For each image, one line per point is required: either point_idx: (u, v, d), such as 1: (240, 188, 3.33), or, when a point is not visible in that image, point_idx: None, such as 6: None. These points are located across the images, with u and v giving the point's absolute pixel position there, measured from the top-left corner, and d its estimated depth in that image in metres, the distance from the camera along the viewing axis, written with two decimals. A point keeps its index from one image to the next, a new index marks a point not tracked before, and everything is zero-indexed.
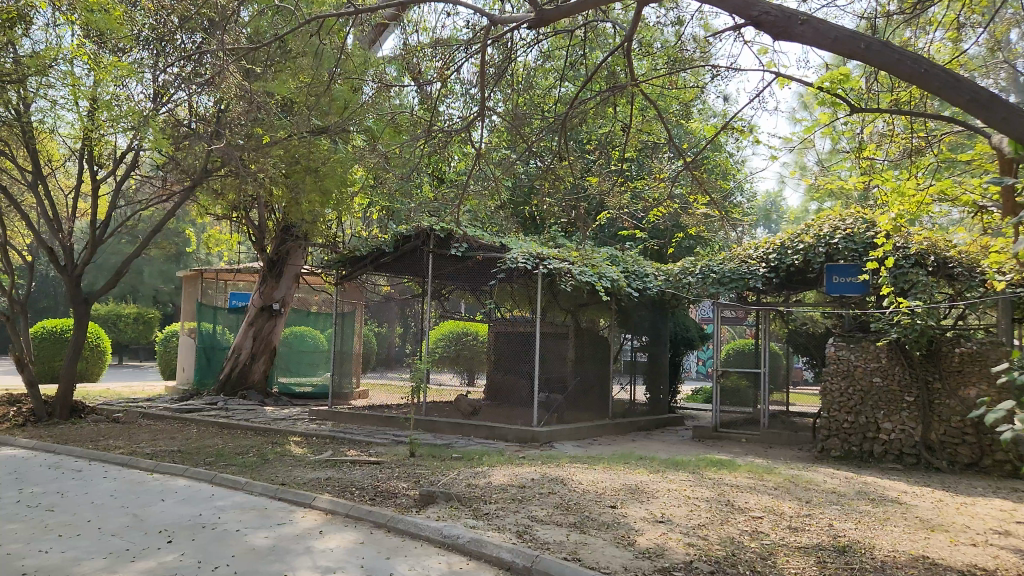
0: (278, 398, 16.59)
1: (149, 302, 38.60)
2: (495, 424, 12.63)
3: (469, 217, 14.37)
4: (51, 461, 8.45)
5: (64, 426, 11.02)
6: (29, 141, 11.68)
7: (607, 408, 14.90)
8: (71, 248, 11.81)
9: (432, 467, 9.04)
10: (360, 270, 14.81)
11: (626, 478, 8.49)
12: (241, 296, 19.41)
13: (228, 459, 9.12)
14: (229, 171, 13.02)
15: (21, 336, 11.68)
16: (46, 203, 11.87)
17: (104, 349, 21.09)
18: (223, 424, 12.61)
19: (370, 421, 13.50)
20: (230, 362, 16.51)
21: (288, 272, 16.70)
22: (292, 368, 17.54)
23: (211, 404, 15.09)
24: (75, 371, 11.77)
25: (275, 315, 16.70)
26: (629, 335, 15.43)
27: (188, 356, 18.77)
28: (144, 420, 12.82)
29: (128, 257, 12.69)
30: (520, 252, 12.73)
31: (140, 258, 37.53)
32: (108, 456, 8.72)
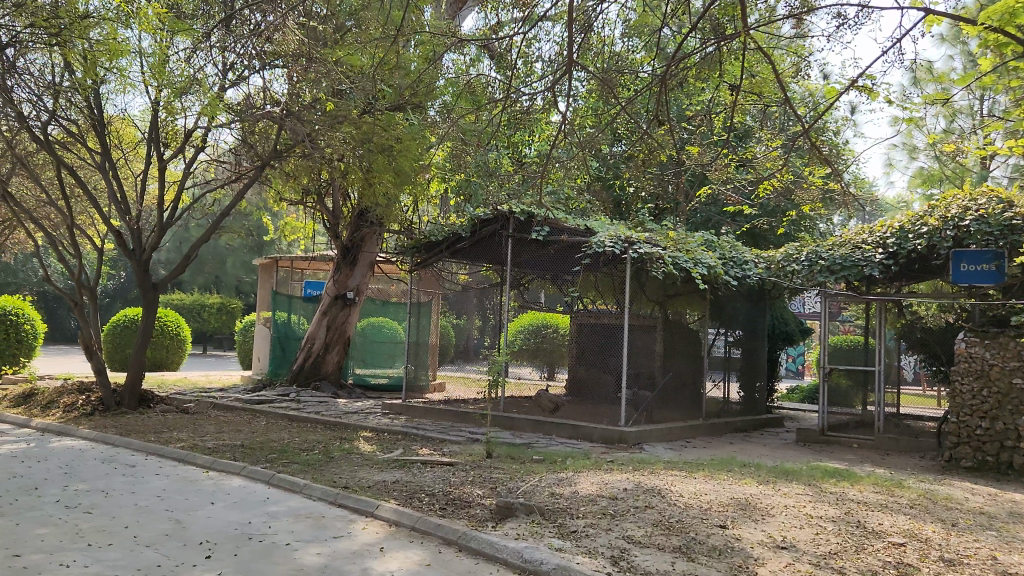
0: (352, 390, 16.05)
1: (232, 293, 39.32)
2: (579, 422, 11.65)
3: (552, 199, 13.38)
4: (106, 455, 7.94)
5: (131, 417, 10.63)
6: (98, 122, 11.35)
7: (700, 407, 13.71)
8: (140, 232, 11.42)
9: (511, 471, 8.13)
10: (435, 256, 13.90)
11: (732, 491, 7.37)
12: (317, 285, 19.00)
13: (290, 456, 8.45)
14: (299, 152, 12.42)
15: (89, 322, 11.37)
16: (115, 186, 11.53)
17: (184, 338, 21.12)
18: (293, 417, 12.05)
19: (445, 417, 12.71)
20: (303, 353, 16.10)
21: (362, 260, 16.15)
22: (367, 358, 16.94)
23: (283, 395, 14.64)
24: (143, 358, 11.40)
25: (350, 304, 16.18)
26: (724, 327, 14.17)
27: (264, 346, 18.50)
28: (215, 411, 12.42)
29: (198, 241, 12.27)
30: (607, 235, 11.69)
31: (224, 249, 38.23)
32: (166, 450, 8.17)
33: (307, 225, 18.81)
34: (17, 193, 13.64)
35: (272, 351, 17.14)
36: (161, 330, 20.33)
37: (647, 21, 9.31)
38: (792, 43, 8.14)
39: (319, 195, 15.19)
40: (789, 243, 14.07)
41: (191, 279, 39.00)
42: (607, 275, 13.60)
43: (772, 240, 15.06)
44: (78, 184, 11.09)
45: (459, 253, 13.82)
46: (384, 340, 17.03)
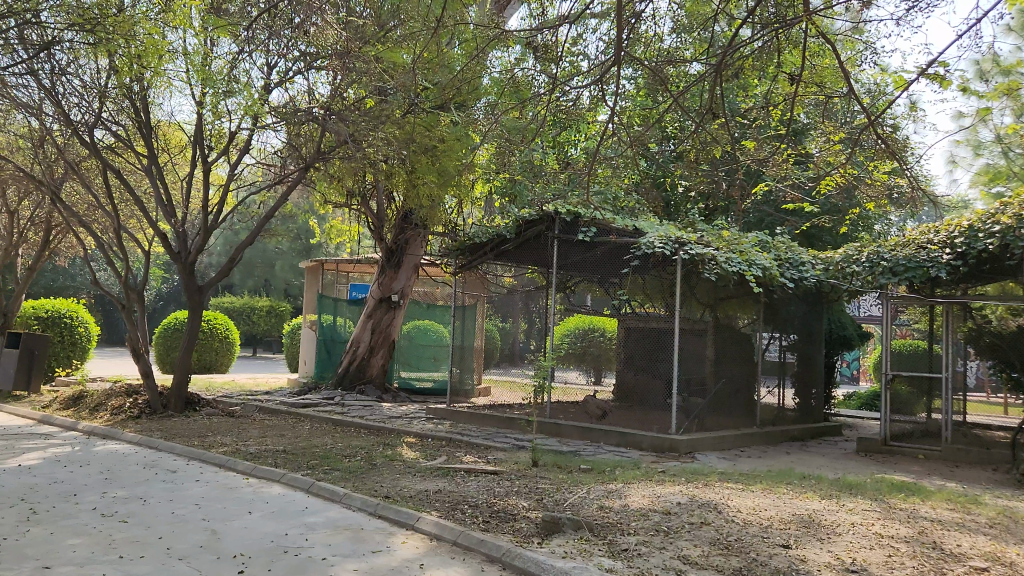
0: (397, 394, 15.90)
1: (281, 295, 39.79)
2: (628, 429, 11.26)
3: (599, 199, 13.02)
4: (148, 459, 7.85)
5: (176, 420, 10.60)
6: (146, 124, 11.40)
7: (754, 415, 13.19)
8: (185, 235, 11.43)
9: (558, 481, 7.80)
10: (480, 258, 13.64)
11: (794, 507, 6.93)
12: (362, 287, 18.94)
13: (332, 462, 8.26)
14: (343, 153, 12.30)
15: (136, 325, 11.40)
16: (161, 189, 11.55)
17: (233, 341, 21.29)
18: (337, 421, 11.92)
19: (489, 423, 12.43)
20: (348, 356, 16.02)
21: (407, 262, 16.00)
22: (413, 361, 16.78)
23: (329, 399, 14.53)
24: (189, 361, 11.39)
25: (395, 307, 16.05)
26: (779, 331, 13.63)
27: (310, 349, 18.50)
28: (259, 415, 12.36)
29: (243, 243, 12.24)
30: (657, 236, 11.29)
31: (274, 252, 38.69)
32: (207, 455, 8.05)
33: (352, 228, 18.77)
34: (70, 196, 13.83)
35: (318, 353, 17.10)
36: (210, 332, 20.52)
37: (699, 10, 8.93)
38: (855, 30, 7.70)
39: (364, 197, 15.10)
40: (848, 243, 13.46)
41: (241, 282, 39.54)
42: (657, 277, 13.18)
43: (830, 241, 14.44)
44: (125, 187, 11.13)
45: (504, 255, 13.54)
46: (429, 343, 16.85)
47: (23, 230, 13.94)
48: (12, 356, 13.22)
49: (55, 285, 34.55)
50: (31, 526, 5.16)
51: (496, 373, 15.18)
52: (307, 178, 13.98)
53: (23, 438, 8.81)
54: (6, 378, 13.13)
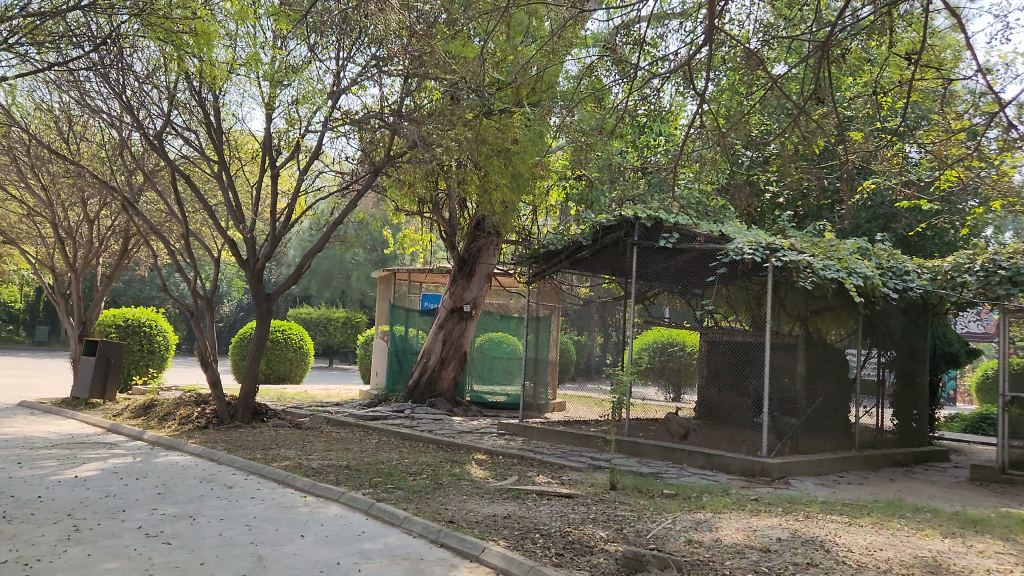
0: (469, 408, 15.39)
1: (357, 307, 40.06)
2: (714, 451, 10.41)
3: (683, 204, 12.22)
4: (207, 473, 7.53)
5: (242, 432, 10.33)
6: (216, 129, 11.30)
7: (854, 437, 12.09)
8: (254, 242, 11.22)
9: (639, 507, 7.09)
10: (554, 267, 13.01)
11: (915, 547, 6.03)
12: (434, 298, 18.59)
13: (396, 481, 7.75)
14: (412, 156, 11.91)
15: (204, 333, 11.26)
16: (231, 195, 11.39)
17: (308, 351, 21.27)
18: (406, 435, 11.48)
19: (565, 440, 11.75)
20: (419, 368, 15.61)
21: (480, 271, 15.53)
22: (485, 375, 16.23)
23: (398, 412, 14.12)
24: (256, 370, 11.15)
25: (467, 318, 15.60)
26: (879, 346, 12.49)
27: (382, 360, 18.22)
28: (328, 427, 12.02)
29: (312, 250, 11.97)
30: (747, 241, 10.44)
31: (351, 263, 39.00)
32: (267, 470, 7.68)
33: (425, 238, 18.46)
34: (147, 206, 13.95)
35: (390, 364, 16.80)
36: (286, 342, 20.56)
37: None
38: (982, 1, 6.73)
39: (436, 205, 14.76)
40: (958, 250, 12.26)
41: (319, 293, 39.97)
42: (744, 287, 12.28)
43: (938, 248, 13.19)
44: (195, 194, 11.03)
45: (580, 263, 12.87)
46: (502, 356, 16.32)
47: (102, 239, 14.14)
48: (89, 364, 13.35)
49: (143, 296, 35.61)
50: (69, 546, 4.79)
51: (571, 387, 14.50)
52: (378, 185, 13.69)
53: (89, 448, 8.67)
54: (83, 386, 13.25)
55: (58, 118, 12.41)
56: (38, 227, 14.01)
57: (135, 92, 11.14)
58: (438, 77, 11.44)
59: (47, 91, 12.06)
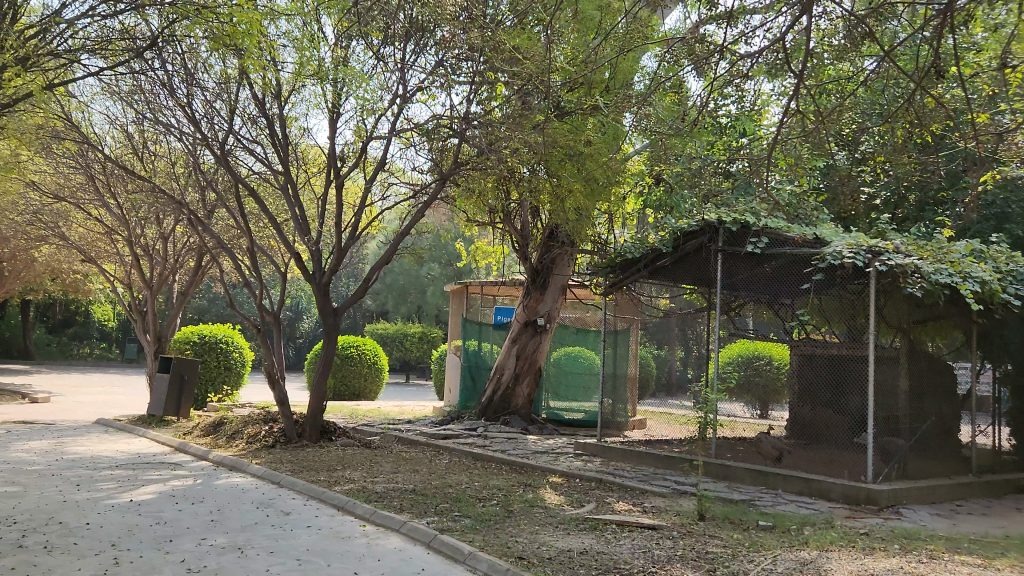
0: (544, 426, 14.71)
1: (433, 322, 39.98)
2: (812, 475, 9.47)
3: (772, 205, 11.34)
4: (265, 497, 7.12)
5: (310, 452, 9.99)
6: (282, 141, 11.14)
7: (970, 461, 10.88)
8: (321, 255, 10.94)
9: (733, 543, 6.30)
10: (632, 277, 12.21)
11: None
12: (508, 311, 18.04)
13: (464, 507, 7.17)
14: (478, 162, 11.44)
15: (271, 349, 11.04)
16: (297, 208, 11.14)
17: (383, 367, 21.08)
18: (477, 455, 10.93)
19: (646, 462, 10.96)
20: (492, 384, 15.06)
21: (554, 283, 14.95)
22: (562, 391, 15.58)
23: (471, 430, 13.60)
24: (324, 387, 10.84)
25: (541, 331, 15.01)
26: (995, 359, 11.23)
27: (455, 376, 17.80)
28: (398, 447, 11.60)
29: (378, 263, 11.62)
30: (846, 244, 9.49)
31: (426, 278, 38.99)
32: (327, 495, 7.23)
33: (498, 250, 18.01)
34: (219, 221, 13.95)
35: (463, 381, 16.31)
36: (361, 358, 20.46)
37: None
38: None
39: (507, 215, 14.26)
40: None
41: (395, 308, 40.05)
42: (840, 295, 11.25)
43: None
44: (261, 207, 10.84)
45: (660, 272, 12.07)
46: (580, 372, 15.70)
47: (178, 255, 14.22)
48: (164, 380, 13.37)
49: (226, 313, 36.38)
50: None
51: (653, 404, 13.70)
52: (447, 196, 13.27)
53: (152, 468, 8.44)
54: (158, 403, 13.30)
55: (132, 136, 12.52)
56: (116, 245, 14.20)
57: (203, 106, 11.07)
58: (507, 78, 11.03)
59: (122, 110, 12.19)
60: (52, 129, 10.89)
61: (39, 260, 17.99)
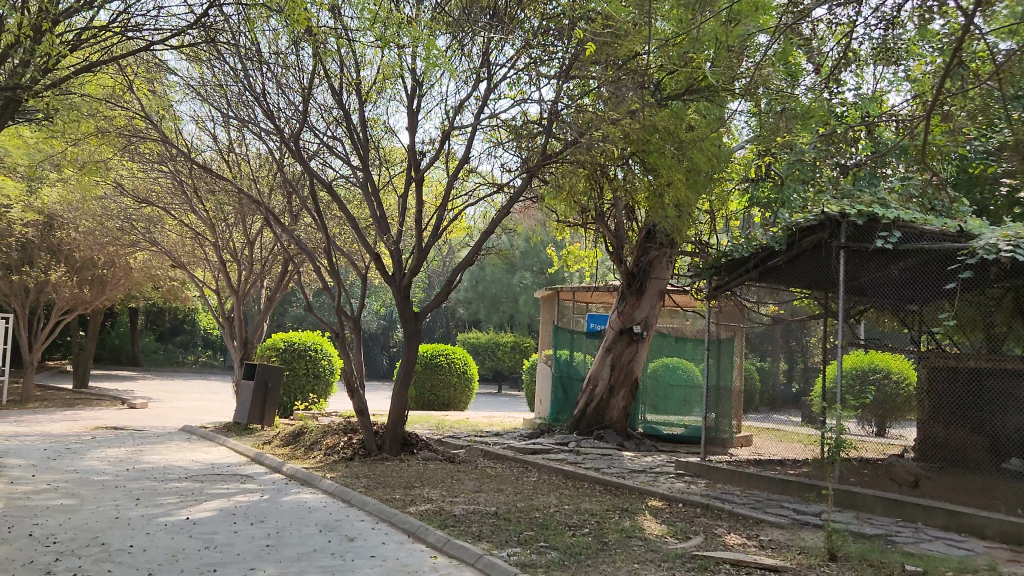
0: (641, 442, 13.66)
1: (526, 331, 39.25)
2: (960, 507, 8.07)
3: (903, 196, 10.00)
4: (331, 519, 6.44)
5: (388, 466, 9.34)
6: (362, 137, 10.67)
7: None
8: (402, 256, 10.34)
9: None
10: (740, 279, 10.97)
11: None
12: (602, 319, 17.02)
13: (551, 536, 6.29)
14: (568, 155, 10.60)
15: (351, 356, 10.49)
16: (377, 207, 10.58)
17: (472, 377, 20.47)
18: (568, 473, 10.01)
19: (758, 485, 9.75)
20: (585, 396, 14.11)
21: (651, 287, 13.93)
22: (661, 404, 14.43)
23: (563, 445, 12.69)
24: (405, 397, 10.20)
25: (637, 340, 13.99)
26: None
27: (546, 386, 16.95)
28: (484, 462, 10.83)
29: (462, 264, 10.92)
30: (1000, 235, 8.09)
31: (519, 287, 38.34)
32: (398, 518, 6.49)
33: (591, 254, 17.04)
34: (303, 225, 13.61)
35: (554, 393, 15.41)
36: (450, 367, 19.93)
37: None
38: None
39: (601, 214, 13.33)
40: None
41: (487, 317, 39.49)
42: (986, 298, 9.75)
43: None
44: (339, 207, 10.33)
45: (771, 274, 10.81)
46: (679, 385, 14.41)
47: (264, 260, 14.02)
48: (249, 388, 13.09)
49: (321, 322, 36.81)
50: None
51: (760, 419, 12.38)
52: (535, 195, 12.49)
53: (220, 481, 7.92)
54: (242, 412, 13.06)
55: (216, 137, 12.33)
56: (204, 249, 14.12)
57: (281, 100, 10.69)
58: (602, 67, 10.24)
59: (205, 110, 12.01)
60: (135, 130, 10.77)
61: (136, 266, 18.29)
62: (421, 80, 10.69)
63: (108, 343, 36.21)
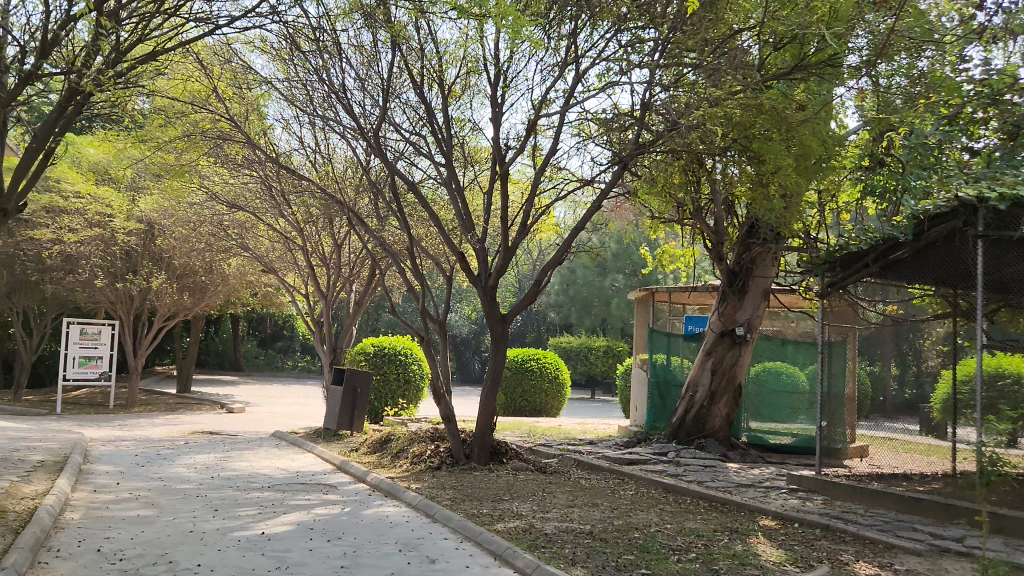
0: (747, 452, 12.73)
1: (618, 335, 38.33)
2: None
3: None
4: (412, 536, 5.98)
5: (476, 477, 8.85)
6: (445, 133, 10.28)
7: None
8: (488, 256, 9.89)
9: None
10: (856, 276, 9.87)
11: None
12: (700, 321, 16.11)
13: (653, 562, 5.61)
14: (662, 145, 9.88)
15: (437, 361, 10.09)
16: (461, 206, 10.16)
17: (564, 382, 19.87)
18: (668, 486, 9.27)
19: (882, 504, 8.74)
20: (684, 404, 13.26)
21: (754, 286, 13.00)
22: (765, 411, 13.36)
23: (661, 456, 11.90)
24: (493, 404, 9.69)
25: (740, 343, 13.06)
26: None
27: (642, 392, 16.17)
28: (578, 473, 10.21)
29: (549, 263, 10.33)
30: None
31: (611, 290, 37.47)
32: (484, 538, 5.97)
33: (687, 253, 16.16)
34: (389, 227, 13.37)
35: (650, 399, 14.62)
36: (541, 372, 19.41)
37: None
38: None
39: (698, 209, 12.50)
40: None
41: (579, 321, 38.74)
42: None
43: None
44: (423, 207, 9.93)
45: (892, 269, 9.72)
46: (784, 391, 13.25)
47: (351, 264, 13.87)
48: (338, 394, 12.93)
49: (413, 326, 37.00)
50: None
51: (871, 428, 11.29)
52: (627, 190, 11.82)
53: (303, 491, 7.62)
54: (331, 417, 12.93)
55: (303, 140, 12.26)
56: (293, 254, 14.10)
57: (363, 98, 10.45)
58: (699, 47, 9.53)
59: (291, 113, 11.94)
60: (221, 133, 10.78)
61: (232, 273, 18.63)
62: (505, 72, 10.25)
63: (212, 348, 37.62)
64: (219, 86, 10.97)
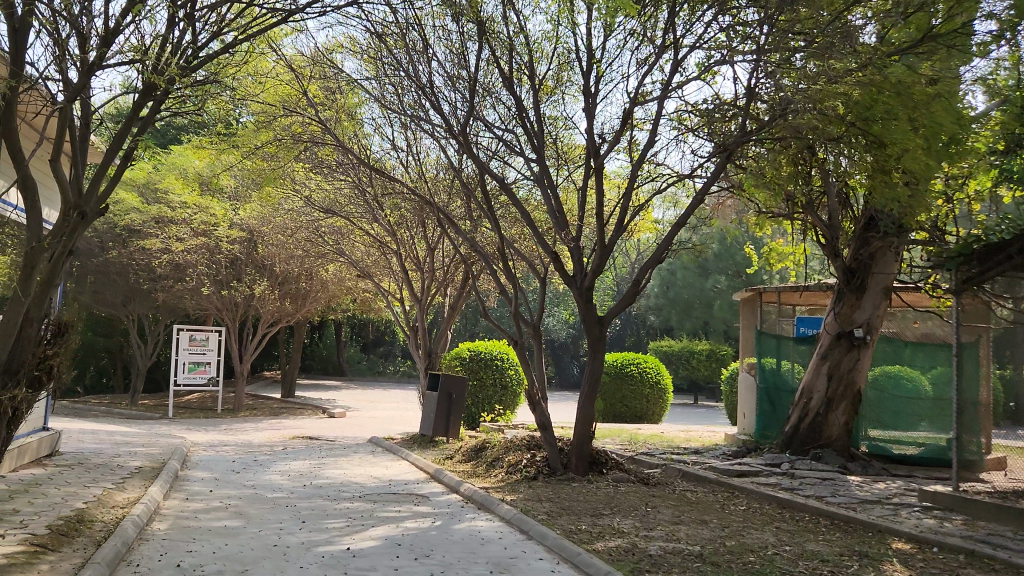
0: (869, 464, 11.71)
1: (721, 339, 36.95)
2: None
3: None
4: (504, 555, 5.57)
5: (573, 489, 8.36)
6: (536, 129, 9.91)
7: None
8: (584, 255, 9.40)
9: None
10: (996, 270, 8.70)
11: None
12: (813, 322, 15.05)
13: None
14: (770, 131, 9.14)
15: (532, 366, 9.68)
16: (555, 204, 9.72)
17: (666, 388, 19.09)
18: (782, 502, 8.50)
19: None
20: (797, 410, 12.35)
21: (874, 283, 12.00)
22: (886, 420, 12.20)
23: (774, 467, 11.06)
24: (591, 411, 9.18)
25: (859, 345, 12.06)
26: None
27: (749, 398, 15.25)
28: (682, 484, 9.56)
29: (649, 262, 9.75)
30: None
31: (712, 291, 36.16)
32: (581, 559, 5.48)
33: (797, 250, 15.15)
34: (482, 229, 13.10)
35: (760, 406, 13.71)
36: (641, 377, 18.71)
37: None
38: None
39: (810, 202, 11.60)
40: None
41: (680, 324, 37.55)
42: None
43: None
44: (516, 205, 9.51)
45: None
46: (906, 398, 11.96)
47: (445, 268, 13.67)
48: (432, 399, 12.72)
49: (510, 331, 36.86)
50: None
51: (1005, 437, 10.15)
52: (730, 183, 11.09)
53: (394, 502, 7.35)
54: (426, 423, 12.73)
55: (393, 142, 12.14)
56: (387, 259, 14.03)
57: (452, 95, 10.19)
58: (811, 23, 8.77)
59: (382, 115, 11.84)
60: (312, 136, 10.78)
61: (330, 279, 18.85)
62: (598, 62, 9.77)
63: (316, 354, 38.69)
64: (310, 91, 10.99)
